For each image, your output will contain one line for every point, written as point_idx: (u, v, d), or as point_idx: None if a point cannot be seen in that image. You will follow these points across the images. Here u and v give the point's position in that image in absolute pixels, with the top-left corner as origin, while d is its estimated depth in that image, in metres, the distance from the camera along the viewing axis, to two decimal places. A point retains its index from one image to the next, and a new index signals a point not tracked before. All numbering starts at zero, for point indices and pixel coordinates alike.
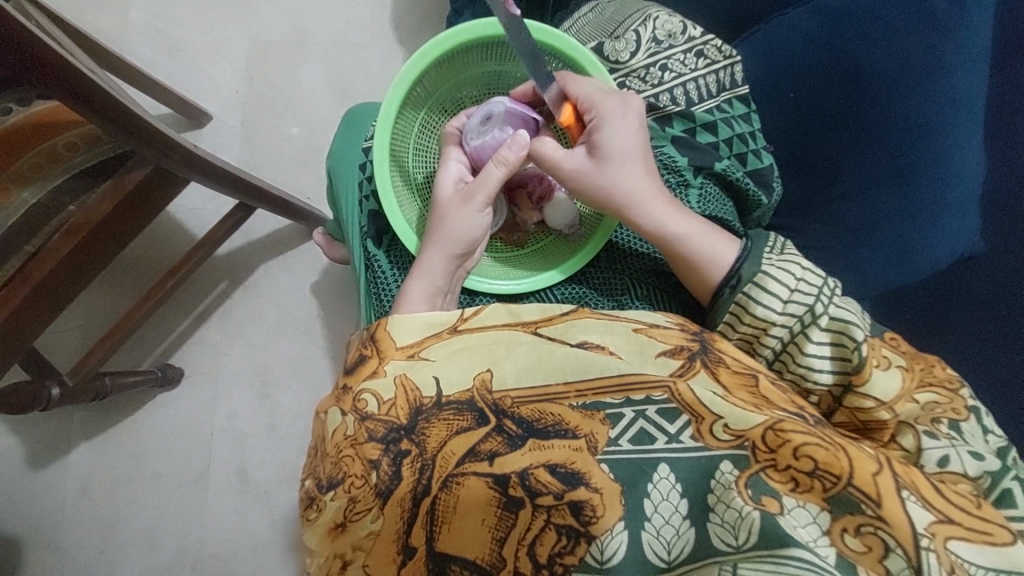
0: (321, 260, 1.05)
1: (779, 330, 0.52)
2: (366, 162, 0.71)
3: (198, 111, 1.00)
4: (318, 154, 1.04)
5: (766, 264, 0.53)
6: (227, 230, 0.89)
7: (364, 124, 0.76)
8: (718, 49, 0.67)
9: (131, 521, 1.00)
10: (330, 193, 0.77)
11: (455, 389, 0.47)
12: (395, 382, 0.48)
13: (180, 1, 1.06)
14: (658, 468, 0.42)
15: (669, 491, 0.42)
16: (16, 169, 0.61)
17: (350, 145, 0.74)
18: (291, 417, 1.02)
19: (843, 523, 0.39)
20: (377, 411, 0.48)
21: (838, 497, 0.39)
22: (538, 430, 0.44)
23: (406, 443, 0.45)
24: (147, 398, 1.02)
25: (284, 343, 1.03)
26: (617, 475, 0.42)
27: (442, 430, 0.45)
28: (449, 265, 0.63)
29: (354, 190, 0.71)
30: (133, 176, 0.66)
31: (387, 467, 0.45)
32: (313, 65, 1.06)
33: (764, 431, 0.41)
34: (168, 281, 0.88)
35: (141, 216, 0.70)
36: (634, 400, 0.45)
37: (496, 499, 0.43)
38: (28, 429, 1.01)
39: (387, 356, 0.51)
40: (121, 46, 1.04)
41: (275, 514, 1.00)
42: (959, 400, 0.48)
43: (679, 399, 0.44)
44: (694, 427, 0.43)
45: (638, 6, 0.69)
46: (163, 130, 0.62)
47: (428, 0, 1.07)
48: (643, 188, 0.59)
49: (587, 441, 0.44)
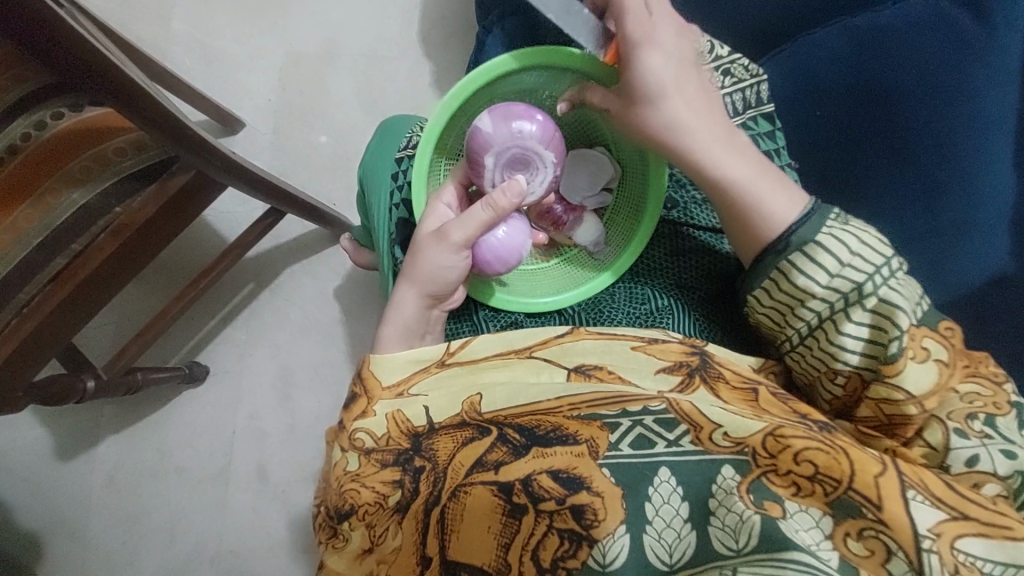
0: (344, 265, 1.07)
1: (815, 305, 0.51)
2: (399, 172, 0.73)
3: (233, 119, 1.04)
4: (345, 163, 1.08)
5: (823, 231, 0.51)
6: (258, 234, 0.92)
7: (395, 137, 0.77)
8: (743, 67, 0.67)
9: (153, 514, 1.03)
10: (360, 198, 0.79)
11: (445, 415, 0.50)
12: (386, 418, 0.52)
13: (221, 13, 1.10)
14: (659, 472, 0.43)
15: (670, 494, 0.42)
16: (66, 170, 0.65)
17: (382, 154, 0.75)
18: (311, 418, 1.04)
19: (845, 527, 0.39)
20: (375, 446, 0.51)
21: (839, 501, 0.39)
22: (539, 438, 0.46)
23: (419, 461, 0.48)
24: (173, 394, 1.05)
25: (308, 345, 1.06)
26: (617, 479, 0.43)
27: (449, 444, 0.47)
28: (425, 301, 0.64)
29: (384, 198, 0.72)
30: (176, 181, 0.69)
31: (407, 485, 0.47)
32: (344, 76, 1.09)
33: (764, 437, 0.41)
34: (200, 282, 0.91)
35: (181, 220, 0.72)
36: (630, 411, 0.46)
37: (502, 506, 0.43)
38: (57, 421, 1.04)
39: (374, 397, 0.56)
40: (163, 56, 1.09)
41: (292, 513, 1.03)
42: (1002, 395, 0.46)
43: (676, 408, 0.45)
44: (693, 433, 0.43)
45: None
46: (203, 134, 0.65)
47: (458, 15, 1.10)
48: (685, 125, 0.57)
49: (587, 446, 0.44)
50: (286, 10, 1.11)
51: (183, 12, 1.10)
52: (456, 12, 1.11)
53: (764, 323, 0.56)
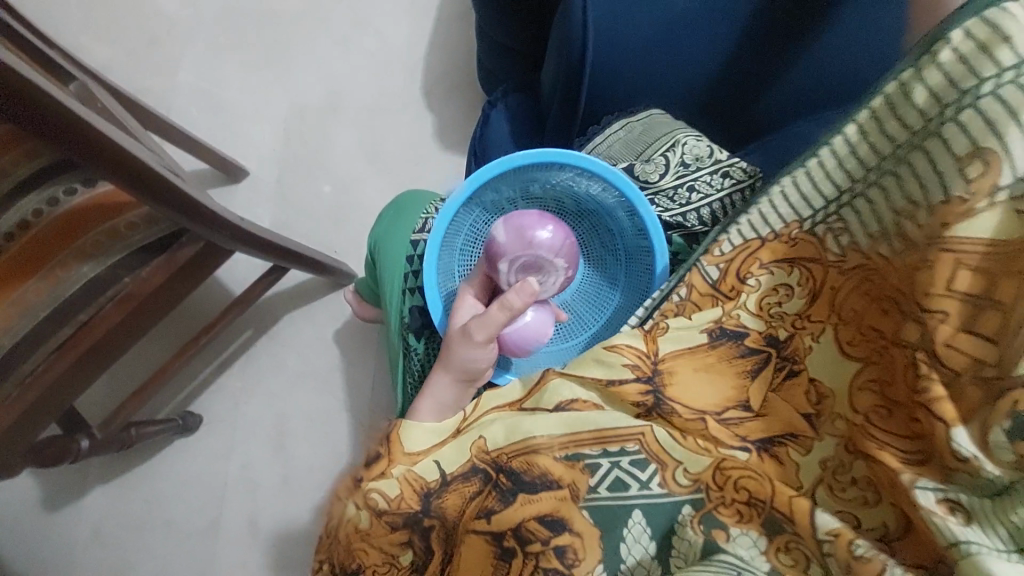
0: (344, 313, 1.12)
1: (955, 96, 0.40)
2: (411, 256, 0.77)
3: (235, 167, 1.11)
4: (345, 210, 1.15)
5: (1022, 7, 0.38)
6: (262, 289, 0.97)
7: (409, 218, 0.81)
8: (743, 170, 0.67)
9: (141, 568, 1.04)
10: (373, 271, 0.84)
11: (455, 466, 0.51)
12: (400, 481, 0.51)
13: (227, 68, 1.19)
14: (633, 514, 0.47)
15: (640, 534, 0.47)
16: (78, 245, 0.71)
17: (396, 238, 0.79)
18: (305, 470, 1.07)
19: (775, 541, 0.43)
20: (388, 508, 0.51)
21: (768, 518, 0.44)
22: (526, 484, 0.49)
23: (428, 521, 0.51)
24: (164, 445, 1.07)
25: (304, 394, 1.09)
26: (595, 520, 0.47)
27: (457, 501, 0.51)
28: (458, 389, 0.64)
29: (399, 282, 0.77)
30: (184, 252, 0.75)
31: (419, 545, 0.51)
32: (347, 129, 1.17)
33: (713, 472, 0.46)
34: (202, 337, 0.95)
35: (194, 282, 0.78)
36: (610, 452, 0.49)
37: (493, 550, 0.48)
38: (44, 474, 1.05)
39: (395, 459, 0.52)
40: (169, 108, 1.17)
41: (282, 566, 1.04)
42: None
43: (646, 446, 0.48)
44: (660, 474, 0.48)
45: (667, 129, 0.73)
46: (212, 210, 0.71)
47: (458, 71, 1.19)
48: None
49: (570, 490, 0.48)
50: (293, 65, 1.19)
51: (190, 66, 1.19)
52: (455, 68, 1.19)
53: (875, 139, 0.45)
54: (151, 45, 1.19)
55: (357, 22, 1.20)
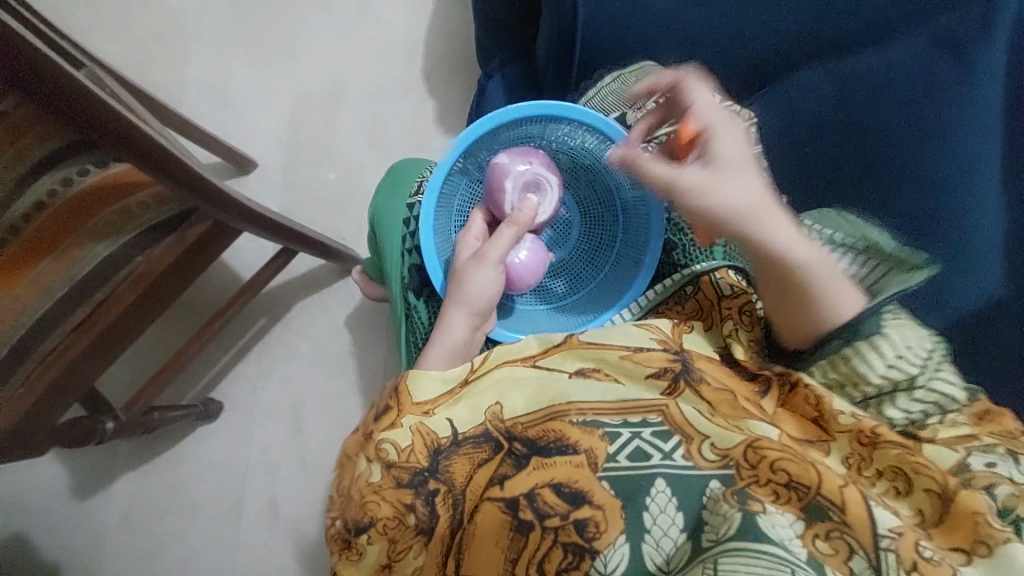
0: (354, 298, 1.12)
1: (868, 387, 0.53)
2: (409, 219, 0.77)
3: (244, 158, 1.10)
4: (353, 197, 1.14)
5: (886, 321, 0.53)
6: (271, 272, 0.97)
7: (405, 183, 0.81)
8: (735, 114, 0.72)
9: (167, 551, 1.05)
10: (370, 240, 0.84)
11: (469, 426, 0.52)
12: (411, 431, 0.52)
13: (233, 61, 1.18)
14: (655, 483, 0.45)
15: (665, 503, 0.44)
16: (91, 225, 0.71)
17: (392, 203, 0.79)
18: (321, 453, 1.07)
19: (814, 528, 0.42)
20: (399, 458, 0.51)
21: (811, 504, 0.42)
22: (540, 448, 0.49)
23: (434, 484, 0.49)
24: (185, 431, 1.08)
25: (318, 379, 1.09)
26: (616, 491, 0.45)
27: (466, 466, 0.50)
28: (469, 328, 0.67)
29: (397, 243, 0.76)
30: (194, 230, 0.74)
31: (423, 508, 0.48)
32: (352, 116, 1.16)
33: (745, 450, 0.45)
34: (214, 322, 0.95)
35: (205, 260, 0.78)
36: (630, 422, 0.50)
37: (507, 522, 0.45)
38: (73, 461, 1.08)
39: (404, 409, 0.55)
40: (179, 102, 1.17)
41: (304, 547, 1.05)
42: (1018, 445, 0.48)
43: (669, 418, 0.49)
44: (685, 446, 0.47)
45: (657, 74, 0.75)
46: (220, 188, 0.70)
47: (460, 54, 1.18)
48: None
49: (587, 456, 0.47)
50: (296, 55, 1.18)
51: (198, 60, 1.18)
52: (458, 50, 1.18)
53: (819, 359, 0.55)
54: (158, 39, 1.19)
55: (359, 8, 1.18)
